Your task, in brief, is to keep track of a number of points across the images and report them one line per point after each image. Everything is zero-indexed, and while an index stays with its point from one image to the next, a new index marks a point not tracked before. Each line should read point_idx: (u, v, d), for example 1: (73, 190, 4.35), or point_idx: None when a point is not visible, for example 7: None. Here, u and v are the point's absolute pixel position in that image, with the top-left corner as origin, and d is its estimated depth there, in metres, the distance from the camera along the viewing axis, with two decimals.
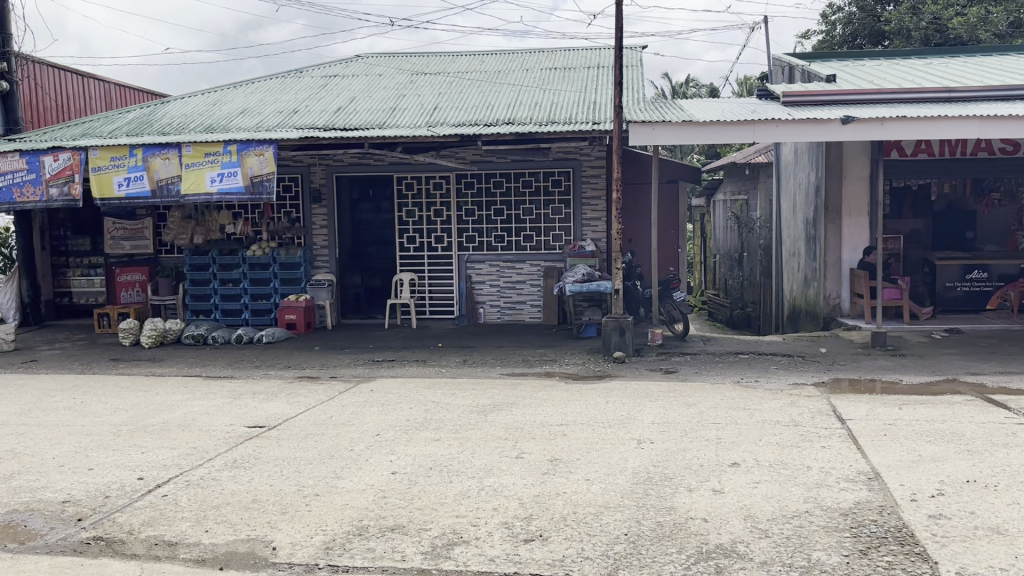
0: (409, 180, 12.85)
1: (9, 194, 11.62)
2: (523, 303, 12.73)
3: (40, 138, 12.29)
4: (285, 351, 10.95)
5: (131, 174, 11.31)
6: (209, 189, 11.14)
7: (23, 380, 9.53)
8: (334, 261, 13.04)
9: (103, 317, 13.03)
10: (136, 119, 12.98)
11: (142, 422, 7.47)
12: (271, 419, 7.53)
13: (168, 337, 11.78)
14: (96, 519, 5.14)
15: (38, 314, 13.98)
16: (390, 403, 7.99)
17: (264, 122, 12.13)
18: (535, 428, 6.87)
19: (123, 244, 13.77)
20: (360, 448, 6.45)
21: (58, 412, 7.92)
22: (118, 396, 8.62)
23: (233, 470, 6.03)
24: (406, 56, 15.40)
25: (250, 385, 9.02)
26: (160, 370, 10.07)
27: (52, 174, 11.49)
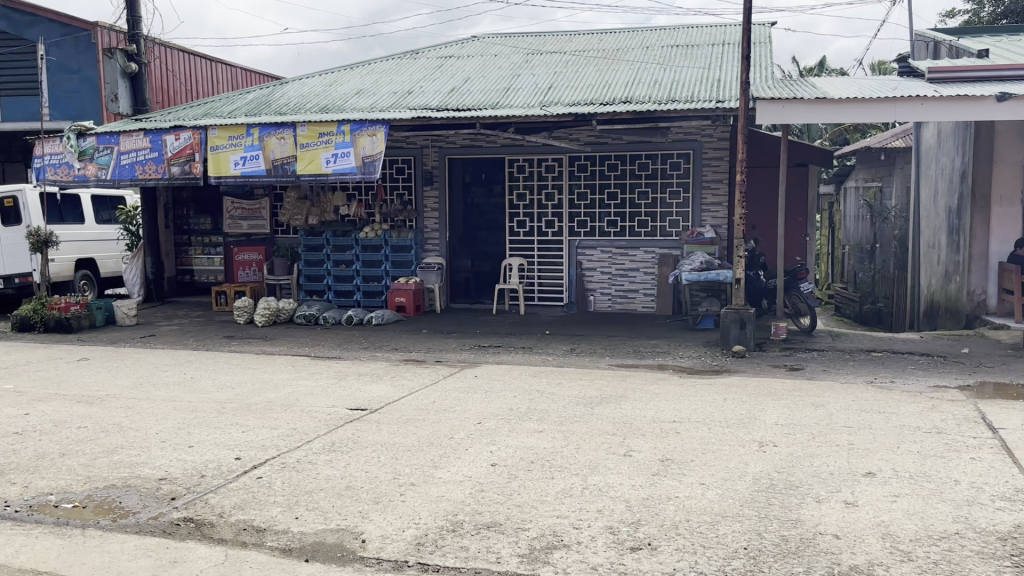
0: (521, 163, 12.50)
1: (133, 172, 11.84)
2: (636, 291, 12.20)
3: (164, 118, 12.51)
4: (393, 334, 10.80)
5: (247, 153, 11.36)
6: (323, 170, 11.05)
7: (140, 354, 9.70)
8: (444, 244, 12.91)
9: (219, 295, 13.19)
10: (255, 100, 13.07)
11: (246, 400, 7.38)
12: (373, 401, 7.33)
13: (281, 316, 11.85)
14: (189, 498, 4.99)
15: (160, 290, 14.31)
16: (495, 391, 7.67)
17: (378, 103, 11.99)
18: (646, 424, 6.41)
19: (241, 223, 13.85)
20: (459, 437, 6.15)
21: (168, 387, 7.95)
22: (226, 372, 8.63)
23: (331, 454, 5.81)
24: (522, 36, 15.05)
25: (356, 366, 8.89)
26: (269, 348, 10.07)
27: (174, 153, 11.66)
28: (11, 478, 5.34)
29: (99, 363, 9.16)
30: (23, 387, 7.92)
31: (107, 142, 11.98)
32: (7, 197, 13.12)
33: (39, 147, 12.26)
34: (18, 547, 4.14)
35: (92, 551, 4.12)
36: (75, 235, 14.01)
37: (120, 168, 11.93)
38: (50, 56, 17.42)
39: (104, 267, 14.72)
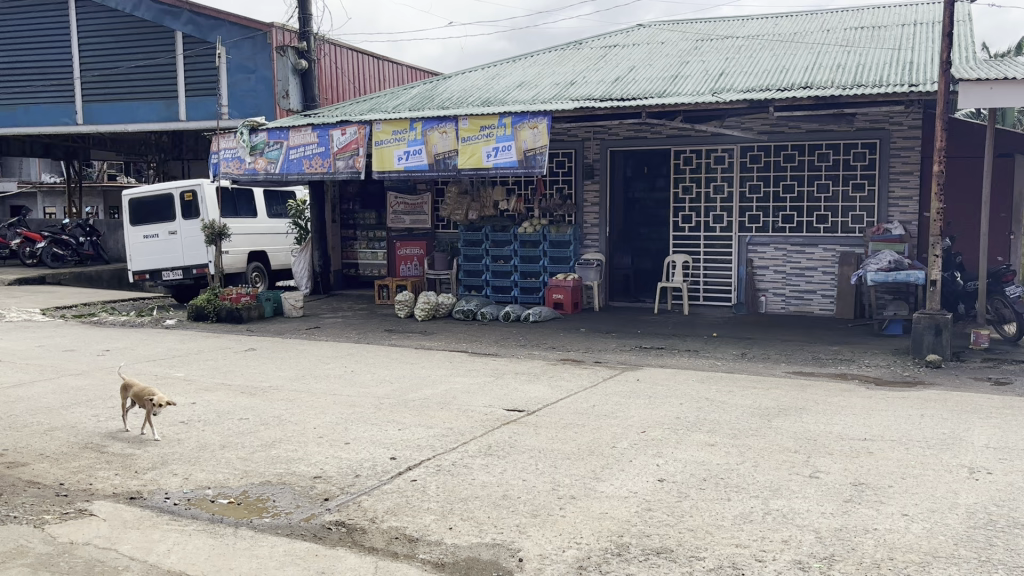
0: (687, 154, 11.90)
1: (301, 166, 12.05)
2: (813, 293, 11.33)
3: (331, 114, 12.66)
4: (552, 332, 10.45)
5: (410, 148, 11.32)
6: (484, 164, 10.84)
7: (304, 346, 9.81)
8: (604, 240, 12.36)
9: (382, 289, 13.34)
10: (418, 94, 13.05)
11: (403, 396, 7.20)
12: (531, 402, 6.99)
13: (440, 311, 11.74)
14: (342, 500, 4.80)
15: (327, 283, 14.69)
16: (660, 396, 7.17)
17: (540, 95, 11.68)
18: (832, 442, 5.74)
19: (403, 219, 13.86)
20: (623, 447, 5.70)
21: (328, 379, 7.90)
22: (385, 366, 8.53)
23: (488, 458, 5.50)
24: (691, 23, 14.37)
25: (514, 364, 8.60)
26: (427, 343, 9.94)
27: (339, 148, 11.76)
28: (172, 469, 5.33)
29: (265, 354, 9.29)
30: (193, 376, 8.08)
31: (278, 137, 12.26)
32: (187, 191, 13.69)
33: (216, 143, 12.71)
34: (171, 544, 4.03)
35: (241, 555, 3.95)
36: (248, 229, 14.48)
37: (289, 162, 12.19)
38: (231, 58, 18.23)
39: (274, 259, 15.19)
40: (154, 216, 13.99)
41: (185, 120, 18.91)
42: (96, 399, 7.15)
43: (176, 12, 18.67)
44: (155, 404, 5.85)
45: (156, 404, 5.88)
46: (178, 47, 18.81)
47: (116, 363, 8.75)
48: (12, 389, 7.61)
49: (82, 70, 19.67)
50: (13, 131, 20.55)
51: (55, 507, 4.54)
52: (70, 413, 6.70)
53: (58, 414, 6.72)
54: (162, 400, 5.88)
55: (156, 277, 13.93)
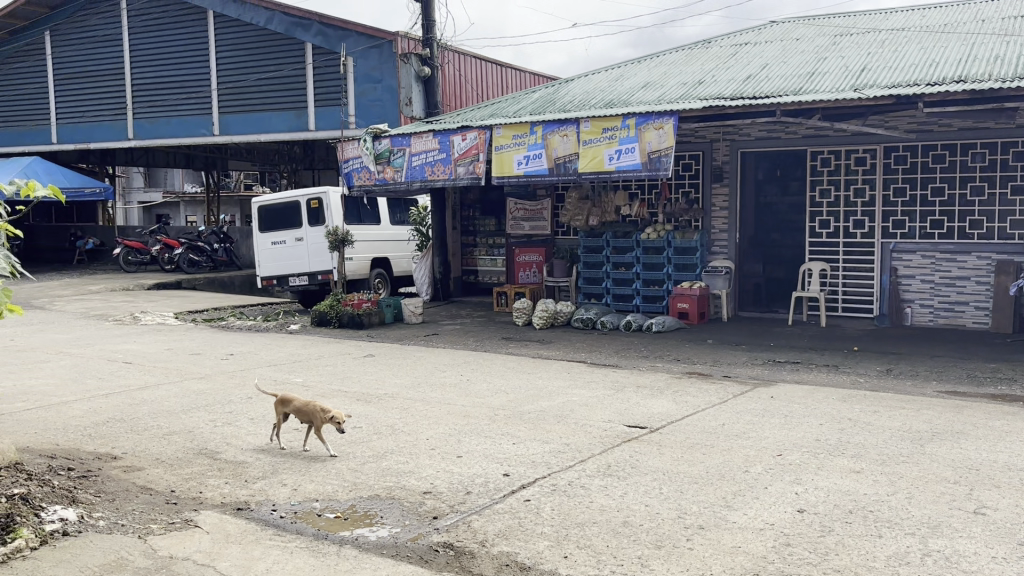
0: (824, 155, 11.17)
1: (422, 173, 11.95)
2: (965, 304, 10.41)
3: (453, 119, 12.50)
4: (676, 343, 9.94)
5: (530, 152, 11.05)
6: (605, 167, 10.46)
7: (421, 353, 9.65)
8: (733, 247, 11.78)
9: (500, 296, 13.05)
10: (540, 98, 12.78)
11: (518, 408, 6.88)
12: (654, 418, 6.55)
13: (559, 319, 11.42)
14: (452, 520, 4.51)
15: (447, 290, 14.50)
16: (796, 416, 6.59)
17: (666, 95, 11.21)
18: (999, 473, 5.08)
19: (523, 225, 13.62)
20: (757, 472, 5.20)
21: (443, 388, 7.67)
22: (502, 376, 8.24)
23: (607, 479, 5.12)
24: (827, 18, 13.56)
25: (636, 377, 8.15)
26: (546, 352, 9.61)
27: (460, 153, 11.60)
28: (281, 479, 5.18)
29: (383, 361, 9.16)
30: (310, 381, 8.00)
31: (400, 144, 12.15)
32: (314, 198, 13.88)
33: (341, 152, 12.75)
34: (272, 562, 3.83)
35: None
36: (371, 235, 14.57)
37: (411, 169, 12.09)
38: (359, 67, 18.40)
39: (396, 266, 15.21)
40: (281, 223, 14.24)
41: (313, 130, 19.34)
42: (214, 403, 7.14)
43: (306, 24, 19.11)
44: (336, 422, 5.52)
45: (333, 421, 5.55)
46: (307, 58, 19.23)
47: (237, 367, 8.80)
48: (138, 391, 7.72)
49: (219, 82, 20.42)
50: (155, 142, 21.51)
51: (162, 515, 4.44)
52: (188, 417, 6.70)
53: (179, 417, 6.74)
54: (341, 416, 5.55)
55: (283, 282, 14.18)
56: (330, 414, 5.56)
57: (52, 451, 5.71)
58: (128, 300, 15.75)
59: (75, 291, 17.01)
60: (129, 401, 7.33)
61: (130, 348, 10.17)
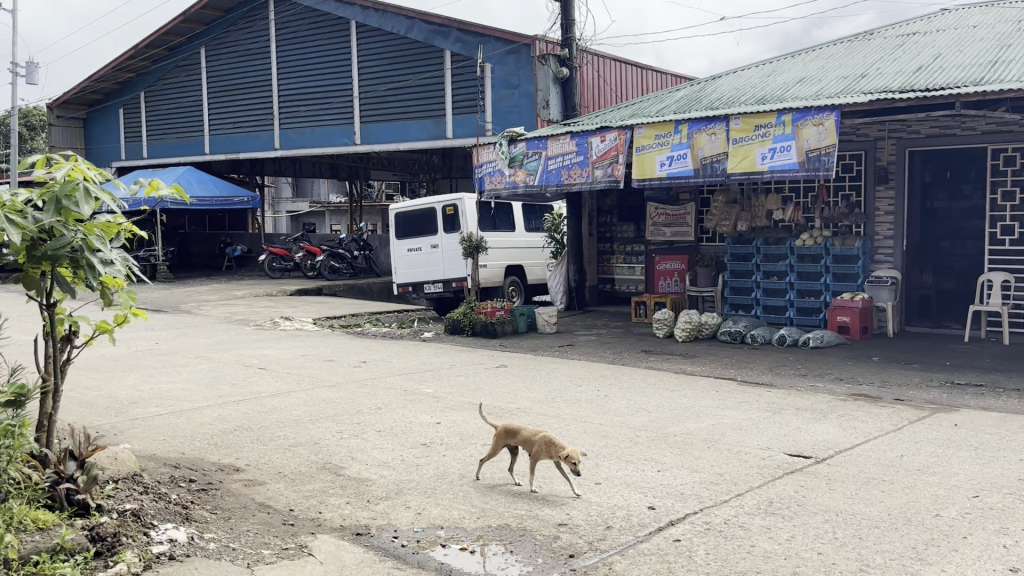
0: (1008, 153, 9.98)
1: (559, 177, 11.45)
2: None
3: (592, 120, 11.96)
4: (836, 360, 9.02)
5: (674, 153, 10.38)
6: (757, 167, 9.69)
7: (556, 365, 9.13)
8: (900, 254, 10.69)
9: (639, 305, 12.40)
10: (685, 96, 12.06)
11: (663, 430, 6.25)
12: (819, 447, 5.80)
13: (704, 331, 10.71)
14: (592, 559, 3.96)
15: (582, 299, 13.94)
16: (989, 449, 5.67)
17: (825, 90, 10.31)
18: None
19: (664, 231, 12.95)
20: (951, 517, 4.41)
21: (580, 405, 7.12)
22: (643, 393, 7.61)
23: (769, 519, 4.45)
24: (1009, 2, 12.23)
25: (794, 398, 7.35)
26: (690, 368, 8.91)
27: (598, 155, 11.05)
28: (405, 501, 4.77)
29: (516, 372, 8.70)
30: (440, 392, 7.61)
31: (536, 147, 11.70)
32: (449, 205, 13.63)
33: (476, 158, 12.41)
34: None
35: None
36: (506, 242, 14.20)
37: (547, 173, 11.60)
38: (498, 73, 18.15)
39: (530, 274, 14.79)
40: (418, 230, 14.08)
41: (451, 138, 19.23)
42: (342, 412, 6.86)
43: (445, 32, 19.01)
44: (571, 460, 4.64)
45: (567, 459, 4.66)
46: (446, 65, 19.15)
47: (367, 374, 8.54)
48: (268, 398, 7.54)
49: (361, 92, 20.69)
50: (299, 151, 22.02)
51: (276, 540, 4.09)
52: (315, 427, 6.43)
53: (305, 428, 6.47)
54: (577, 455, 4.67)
55: (418, 289, 14.01)
56: (563, 450, 4.69)
57: (176, 461, 5.53)
58: (270, 305, 16.01)
59: (222, 296, 17.49)
60: (258, 408, 7.15)
61: (266, 353, 10.13)
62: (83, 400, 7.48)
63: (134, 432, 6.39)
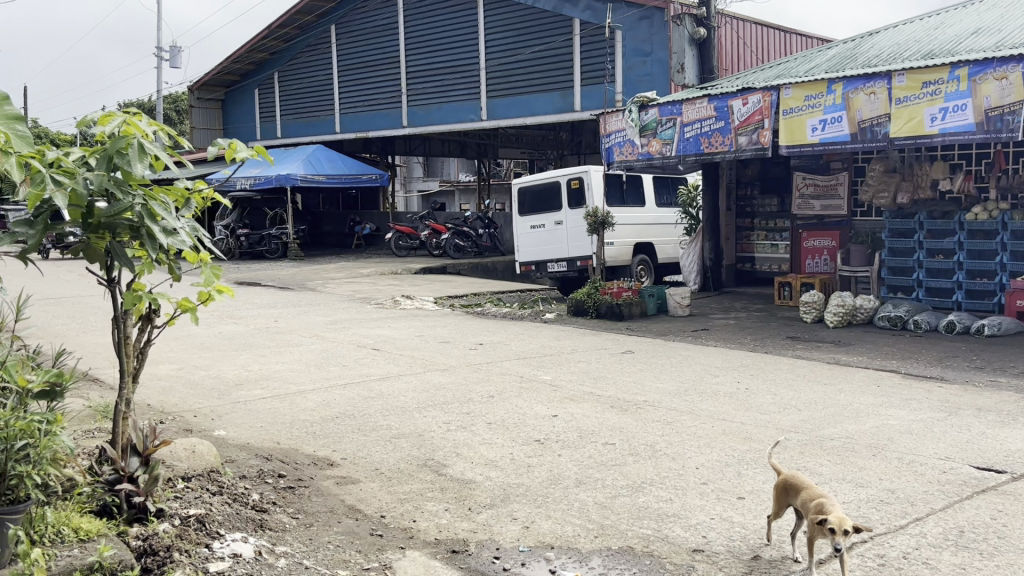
0: None
1: (697, 145, 10.50)
2: None
3: (731, 83, 10.92)
4: (1019, 351, 7.79)
5: (828, 115, 9.27)
6: (925, 130, 8.49)
7: (689, 352, 8.26)
8: None
9: (783, 287, 11.17)
10: (837, 55, 10.83)
11: (817, 433, 5.36)
12: (1014, 459, 4.78)
13: (858, 317, 9.58)
14: None
15: (718, 279, 12.91)
16: None
17: (1006, 40, 8.93)
18: None
19: (812, 204, 11.76)
20: None
21: (718, 399, 6.26)
22: (792, 387, 6.68)
23: (962, 555, 3.53)
24: None
25: (974, 396, 6.27)
26: (845, 358, 7.87)
27: (741, 120, 10.06)
28: (512, 511, 4.10)
29: (646, 359, 7.89)
30: (560, 380, 6.89)
31: (671, 113, 10.76)
32: (574, 178, 12.82)
33: (605, 127, 11.55)
34: None
35: None
36: (636, 218, 13.31)
37: (683, 142, 10.67)
38: (628, 41, 17.22)
39: (662, 253, 13.85)
40: (542, 205, 13.40)
41: (579, 110, 18.43)
42: (451, 400, 6.25)
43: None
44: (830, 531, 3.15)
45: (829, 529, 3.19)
46: (575, 34, 18.35)
47: (483, 357, 7.92)
48: (376, 381, 7.01)
49: (488, 65, 20.15)
50: (427, 129, 21.71)
51: (358, 556, 3.51)
52: (421, 416, 5.84)
53: (410, 416, 5.88)
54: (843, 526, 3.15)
55: (541, 268, 13.38)
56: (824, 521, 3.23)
57: (269, 452, 5.10)
58: (393, 284, 15.73)
59: (347, 274, 17.36)
60: (364, 393, 6.64)
61: (382, 333, 9.68)
62: (190, 381, 7.18)
63: (233, 418, 5.99)
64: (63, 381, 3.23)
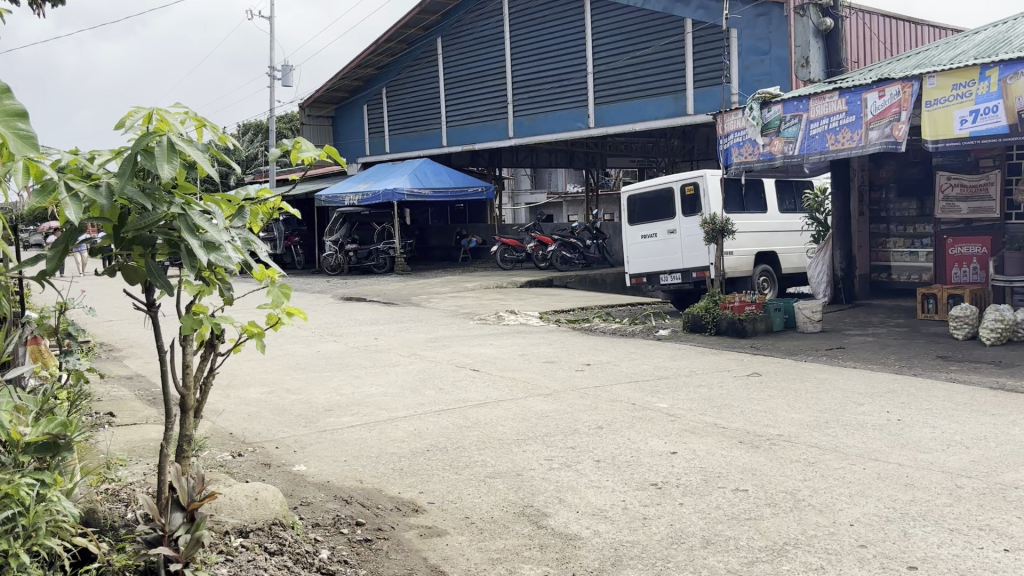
0: None
1: (823, 142, 9.53)
2: None
3: (863, 75, 9.90)
4: None
5: (979, 105, 8.12)
6: None
7: (825, 375, 7.32)
8: None
9: (926, 299, 10.02)
10: (987, 40, 9.65)
11: (997, 479, 4.41)
12: None
13: (1020, 334, 8.39)
14: None
15: (850, 291, 11.70)
16: None
17: None
18: None
19: (959, 206, 10.59)
20: None
21: (867, 435, 5.35)
22: (953, 418, 5.71)
23: None
24: None
25: None
26: (1011, 381, 6.79)
27: (874, 114, 9.00)
28: None
29: (776, 384, 6.99)
30: (678, 408, 6.11)
31: (795, 109, 9.82)
32: (688, 183, 11.95)
33: (722, 126, 10.71)
34: None
35: None
36: (758, 226, 12.32)
37: (809, 140, 9.70)
38: (744, 39, 16.20)
39: (786, 263, 12.79)
40: (654, 214, 12.60)
41: (692, 114, 17.51)
42: (554, 431, 5.55)
43: None
44: None
45: None
46: (688, 36, 17.46)
47: (590, 381, 7.18)
48: (472, 407, 6.38)
49: (596, 71, 19.47)
50: (533, 139, 21.21)
51: None
52: (521, 451, 5.17)
53: (507, 450, 5.22)
54: None
55: (654, 280, 12.54)
56: None
57: (349, 493, 4.54)
58: (498, 298, 15.17)
59: (452, 288, 16.94)
60: (459, 421, 6.01)
61: (483, 352, 9.08)
62: (278, 406, 6.73)
63: (318, 449, 5.48)
64: (69, 433, 3.12)
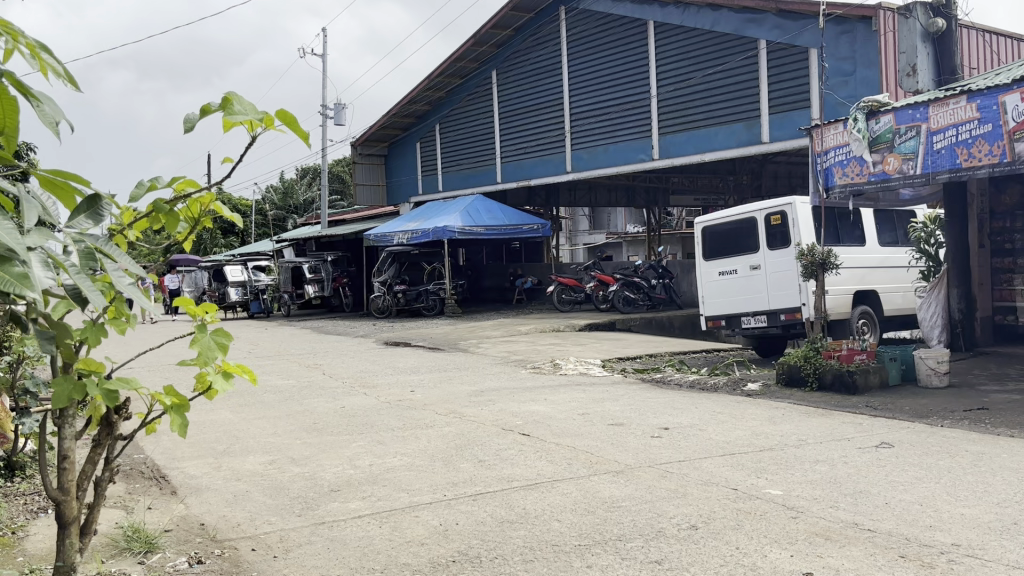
0: None
1: (951, 157, 7.87)
2: None
3: (993, 77, 8.23)
4: None
5: None
6: None
7: (979, 446, 5.63)
8: None
9: None
10: None
11: None
12: None
13: None
14: None
15: (970, 336, 9.97)
16: None
17: None
18: None
19: None
20: None
21: None
22: None
23: None
24: None
25: None
26: None
27: (1018, 121, 7.29)
28: None
29: (918, 460, 5.31)
30: (800, 498, 4.52)
31: (911, 119, 8.22)
32: (774, 213, 10.37)
33: (820, 142, 9.19)
34: None
35: None
36: (857, 260, 10.65)
37: (932, 155, 8.06)
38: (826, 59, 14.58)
39: (889, 304, 11.04)
40: (733, 248, 11.05)
41: (767, 142, 15.92)
42: (631, 535, 3.99)
43: (760, 18, 15.80)
44: None
45: None
46: (762, 57, 15.91)
47: (672, 454, 5.59)
48: (520, 491, 4.85)
49: (659, 98, 18.03)
50: (594, 173, 19.82)
51: None
52: (583, 567, 3.63)
53: (565, 564, 3.68)
54: None
55: (733, 323, 10.94)
56: None
57: None
58: (554, 343, 13.66)
59: (504, 332, 15.50)
60: (501, 513, 4.46)
61: (536, 410, 7.55)
62: (274, 485, 5.29)
63: (306, 553, 4.00)
64: None
